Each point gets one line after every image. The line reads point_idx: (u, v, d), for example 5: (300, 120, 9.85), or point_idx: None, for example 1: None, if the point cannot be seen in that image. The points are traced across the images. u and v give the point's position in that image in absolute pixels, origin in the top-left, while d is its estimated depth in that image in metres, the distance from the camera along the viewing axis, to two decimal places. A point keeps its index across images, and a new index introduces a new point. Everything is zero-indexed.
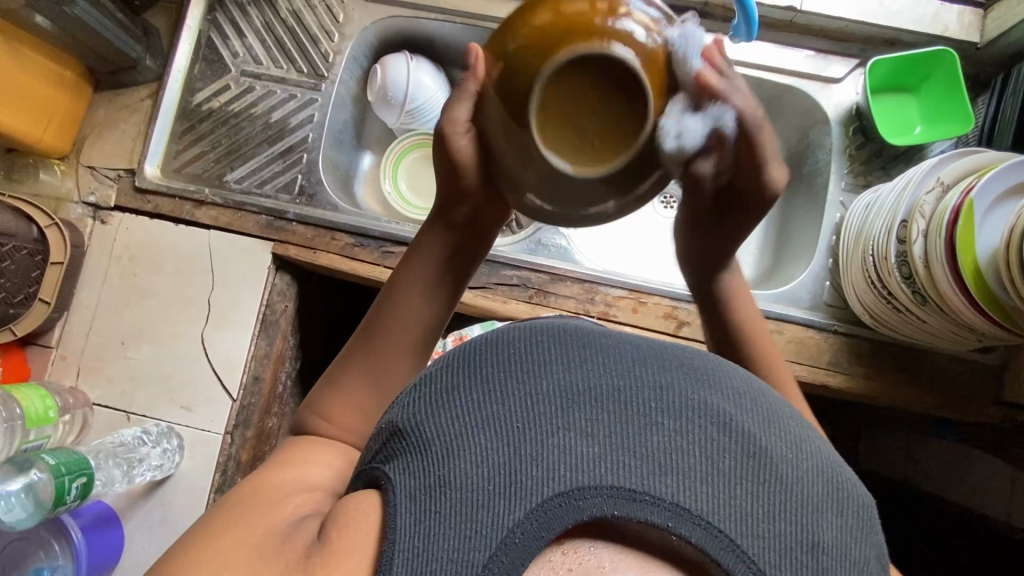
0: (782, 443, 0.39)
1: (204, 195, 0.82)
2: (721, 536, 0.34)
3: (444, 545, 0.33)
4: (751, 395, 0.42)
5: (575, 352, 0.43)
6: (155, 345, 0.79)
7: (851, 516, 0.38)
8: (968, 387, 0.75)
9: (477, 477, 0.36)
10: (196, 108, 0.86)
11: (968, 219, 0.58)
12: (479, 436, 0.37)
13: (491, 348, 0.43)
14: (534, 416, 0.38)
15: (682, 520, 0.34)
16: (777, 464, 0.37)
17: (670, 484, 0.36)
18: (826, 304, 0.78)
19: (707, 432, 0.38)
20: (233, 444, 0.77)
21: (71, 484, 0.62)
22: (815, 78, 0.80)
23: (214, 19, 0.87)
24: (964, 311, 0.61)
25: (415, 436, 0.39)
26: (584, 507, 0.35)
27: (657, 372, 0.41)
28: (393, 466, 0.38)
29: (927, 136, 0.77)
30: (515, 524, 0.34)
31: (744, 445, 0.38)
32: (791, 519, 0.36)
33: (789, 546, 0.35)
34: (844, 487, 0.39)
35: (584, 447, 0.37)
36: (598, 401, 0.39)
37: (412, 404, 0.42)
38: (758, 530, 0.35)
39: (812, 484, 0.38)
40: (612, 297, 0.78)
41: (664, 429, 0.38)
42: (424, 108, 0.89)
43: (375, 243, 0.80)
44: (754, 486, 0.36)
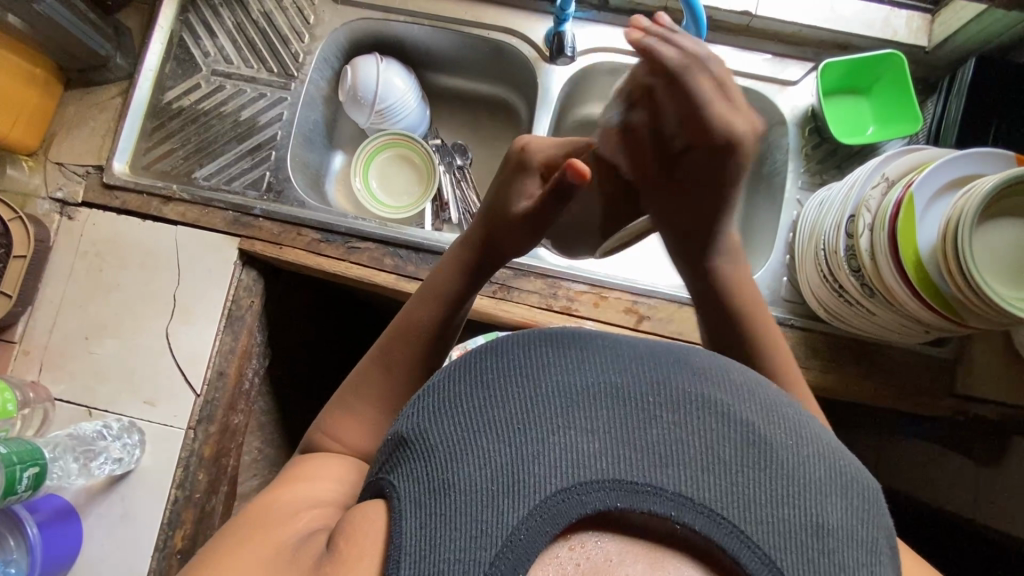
0: (782, 431, 0.40)
1: (171, 191, 0.82)
2: (724, 523, 0.35)
3: (453, 545, 0.34)
4: (748, 384, 0.42)
5: (573, 352, 0.43)
6: (119, 340, 0.80)
7: (854, 497, 0.38)
8: (922, 380, 0.77)
9: (480, 478, 0.36)
10: (166, 106, 0.87)
11: (908, 211, 0.60)
12: (481, 439, 0.38)
13: (489, 353, 0.43)
14: (533, 415, 0.39)
15: (685, 508, 0.35)
16: (776, 450, 0.38)
17: (671, 474, 0.37)
18: (784, 299, 0.80)
19: (705, 423, 0.39)
20: (196, 439, 0.77)
21: (22, 473, 0.62)
22: (772, 81, 0.83)
23: (186, 20, 0.89)
24: (909, 301, 0.63)
25: (417, 443, 0.40)
26: (587, 502, 0.35)
27: (654, 368, 0.42)
28: (398, 475, 0.39)
29: (878, 137, 0.79)
30: (520, 521, 0.35)
31: (744, 433, 0.38)
32: (795, 502, 0.36)
33: (794, 529, 0.36)
34: (847, 471, 0.39)
35: (585, 443, 0.37)
36: (597, 400, 0.39)
37: (414, 413, 0.42)
38: (762, 515, 0.36)
39: (815, 468, 0.38)
40: (574, 292, 0.79)
41: (663, 422, 0.39)
42: (394, 107, 0.91)
43: (341, 239, 0.81)
44: (755, 472, 0.37)
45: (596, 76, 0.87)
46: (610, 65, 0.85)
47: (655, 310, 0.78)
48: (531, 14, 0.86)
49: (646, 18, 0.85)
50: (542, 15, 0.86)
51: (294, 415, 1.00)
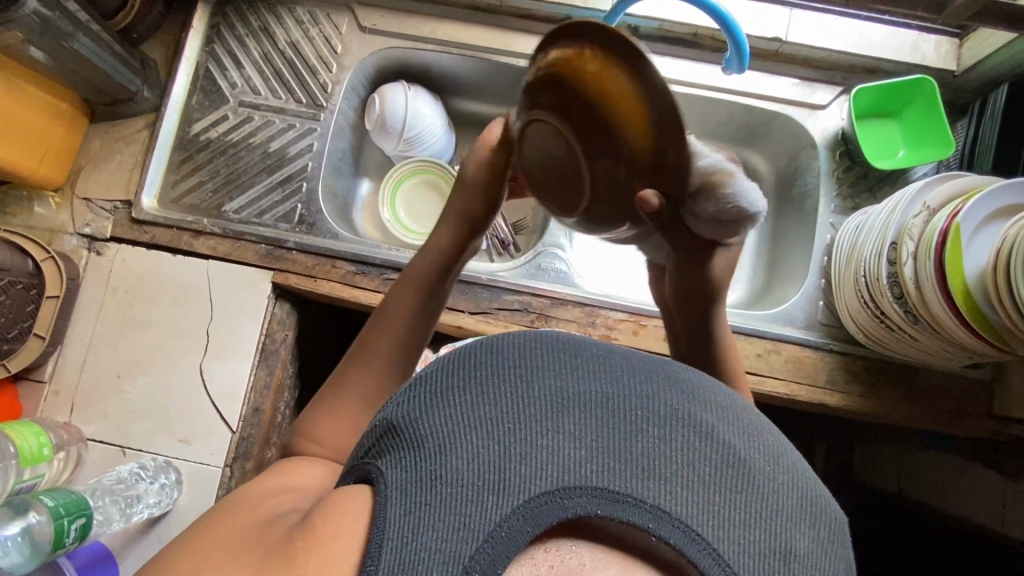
0: (762, 456, 0.40)
1: (202, 225, 0.82)
2: (699, 539, 0.35)
3: (433, 537, 0.33)
4: (733, 409, 0.43)
5: (567, 359, 0.43)
6: (152, 378, 0.78)
7: (823, 529, 0.38)
8: (958, 403, 0.77)
9: (468, 473, 0.36)
10: (193, 138, 0.86)
11: (955, 242, 0.60)
12: (470, 435, 0.37)
13: (486, 350, 0.43)
14: (523, 417, 0.38)
15: (662, 521, 0.35)
16: (754, 474, 0.39)
17: (652, 487, 0.36)
18: (821, 323, 0.80)
19: (689, 440, 0.39)
20: (232, 477, 0.76)
21: (70, 525, 0.61)
22: (802, 105, 0.84)
23: (212, 50, 0.88)
24: (956, 330, 0.63)
25: (407, 432, 0.39)
26: (569, 506, 0.35)
27: (644, 382, 0.42)
28: (385, 461, 0.38)
29: (910, 160, 0.80)
30: (502, 519, 0.34)
31: (725, 454, 0.39)
32: (766, 526, 0.37)
33: (763, 552, 0.36)
34: (819, 503, 0.40)
35: (571, 449, 0.37)
36: (588, 408, 0.39)
37: (408, 401, 0.42)
38: (734, 535, 0.36)
39: (789, 496, 0.39)
40: (612, 320, 0.79)
41: (649, 435, 0.39)
42: (422, 135, 0.91)
43: (377, 270, 0.80)
44: (731, 494, 0.37)
45: None
46: None
47: None
48: None
49: (677, 44, 0.85)
50: None
51: None
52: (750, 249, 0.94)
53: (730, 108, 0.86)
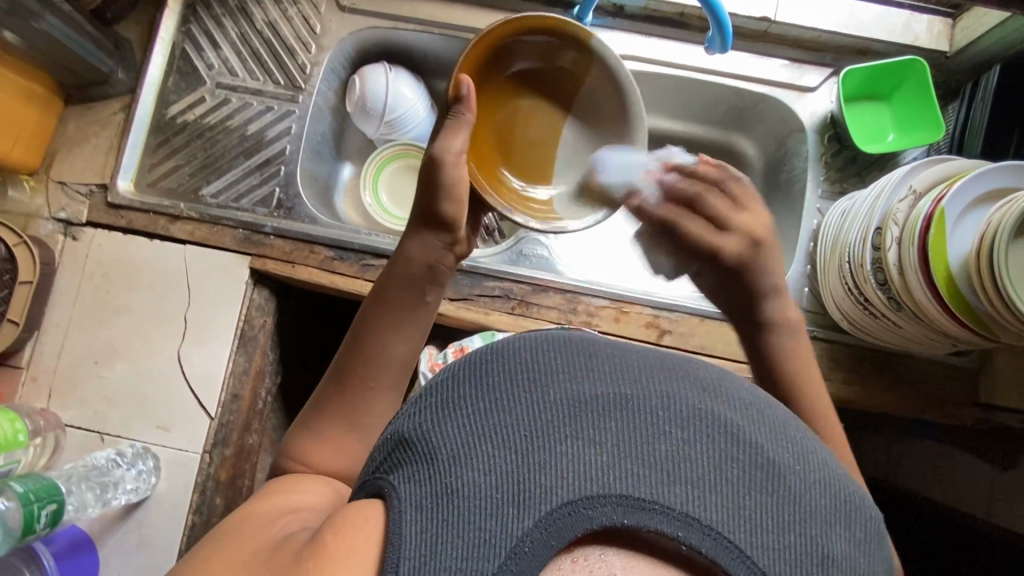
0: (790, 454, 0.39)
1: (178, 210, 0.80)
2: (730, 547, 0.34)
3: (454, 553, 0.33)
4: (756, 405, 0.42)
5: (581, 361, 0.42)
6: (129, 364, 0.78)
7: (858, 529, 0.38)
8: (943, 390, 0.76)
9: (485, 486, 0.35)
10: (170, 121, 0.85)
11: (939, 227, 0.59)
12: (486, 445, 0.37)
13: (496, 356, 0.42)
14: (541, 424, 0.38)
15: (691, 529, 0.35)
16: (784, 474, 0.38)
17: (679, 493, 0.36)
18: (805, 310, 0.79)
19: (715, 442, 0.38)
20: (212, 463, 0.76)
21: (40, 511, 0.61)
22: (790, 87, 0.82)
23: (188, 30, 0.86)
24: (939, 318, 0.62)
25: (420, 445, 0.38)
26: (593, 516, 0.34)
27: (664, 381, 0.41)
28: (399, 475, 0.37)
29: (899, 144, 0.78)
30: (525, 533, 0.34)
31: (753, 454, 0.38)
32: (799, 530, 0.36)
33: (798, 556, 0.35)
34: (851, 500, 0.39)
35: (593, 455, 0.36)
36: (606, 411, 0.38)
37: (419, 413, 0.41)
38: (767, 541, 0.35)
39: (821, 496, 0.38)
40: (594, 307, 0.78)
41: (673, 438, 0.38)
42: (404, 117, 0.89)
43: (355, 256, 0.79)
44: (762, 496, 0.36)
45: None
46: None
47: (676, 324, 0.77)
48: None
49: (662, 25, 0.83)
50: None
51: None
52: None
53: (717, 90, 0.84)
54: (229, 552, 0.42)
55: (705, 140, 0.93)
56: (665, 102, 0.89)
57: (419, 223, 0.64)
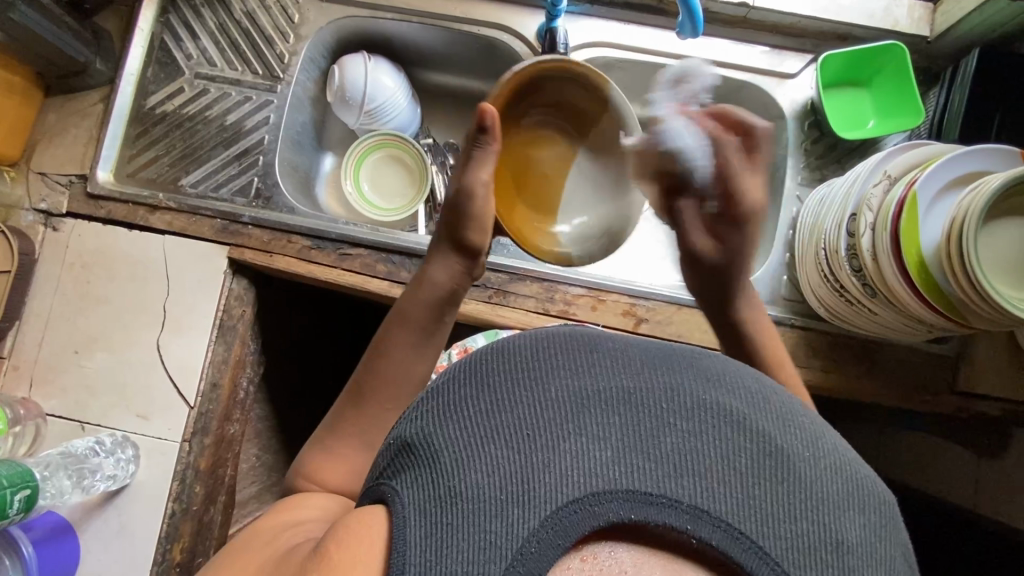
0: (799, 441, 0.38)
1: (157, 200, 0.81)
2: (741, 538, 0.34)
3: (460, 557, 0.33)
4: (763, 391, 0.41)
5: (582, 356, 0.41)
6: (110, 353, 0.78)
7: (872, 513, 0.37)
8: (923, 378, 0.76)
9: (489, 487, 0.35)
10: (150, 112, 0.85)
11: (911, 211, 0.58)
12: (489, 446, 0.37)
13: (497, 354, 0.42)
14: (543, 422, 0.37)
15: (701, 522, 0.34)
16: (794, 462, 0.37)
17: (686, 485, 0.36)
18: (784, 298, 0.79)
19: (722, 432, 0.37)
20: (191, 452, 0.77)
21: (13, 496, 0.62)
22: (770, 74, 0.81)
23: (167, 21, 0.86)
24: (912, 304, 0.61)
25: (421, 449, 0.38)
26: (599, 513, 0.34)
27: (667, 373, 0.40)
28: (402, 480, 0.38)
29: (879, 130, 0.77)
30: (531, 533, 0.34)
31: (761, 443, 0.37)
32: (813, 517, 0.35)
33: (811, 544, 0.35)
34: (864, 483, 0.38)
35: (596, 452, 0.36)
36: (608, 406, 0.38)
37: (419, 416, 0.41)
38: (780, 531, 0.35)
39: (833, 483, 0.37)
40: (571, 296, 0.78)
41: (678, 430, 0.37)
42: (383, 107, 0.89)
43: (332, 245, 0.79)
44: (772, 485, 0.36)
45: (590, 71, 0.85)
46: (604, 60, 0.83)
47: (653, 313, 0.77)
48: (523, 10, 0.84)
49: (641, 11, 0.82)
50: (533, 11, 0.84)
51: (289, 419, 1.01)
52: None
53: None
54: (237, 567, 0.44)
55: None
56: (645, 89, 0.88)
57: (445, 245, 0.65)
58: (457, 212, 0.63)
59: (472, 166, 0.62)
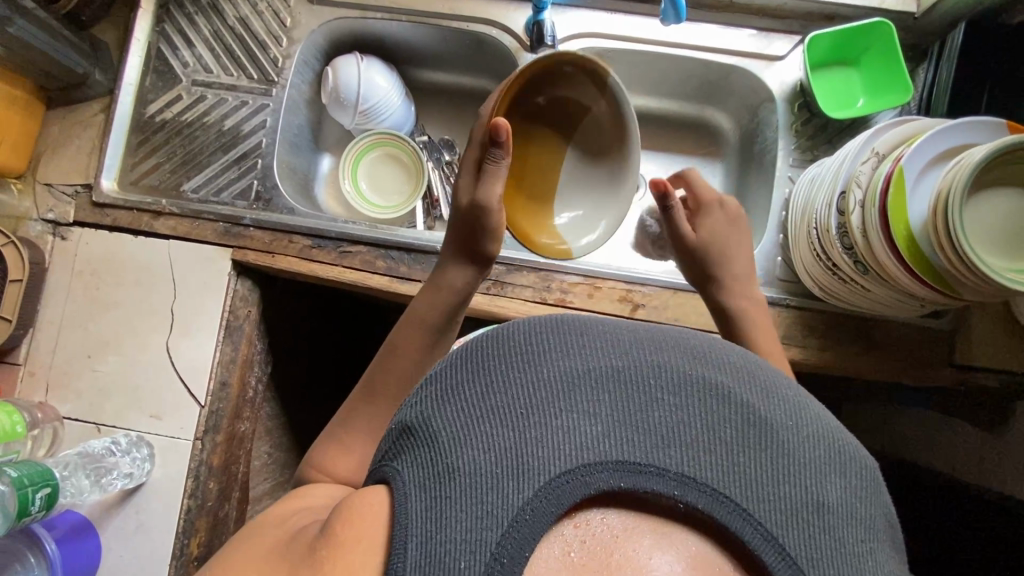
0: (783, 411, 0.39)
1: (161, 206, 0.83)
2: (726, 502, 0.35)
3: (457, 527, 0.35)
4: (748, 365, 0.42)
5: (573, 337, 0.42)
6: (121, 356, 0.80)
7: (854, 477, 0.38)
8: (920, 352, 0.77)
9: (485, 462, 0.36)
10: (150, 120, 0.87)
11: (898, 186, 0.59)
12: (485, 423, 0.38)
13: (492, 339, 0.43)
14: (535, 400, 0.39)
15: (688, 488, 0.36)
16: (779, 431, 0.38)
17: (673, 455, 0.37)
18: (779, 279, 0.80)
19: (707, 404, 0.39)
20: (204, 449, 0.79)
21: (34, 494, 0.64)
22: (758, 57, 0.82)
23: (162, 30, 0.88)
24: (903, 278, 0.62)
25: (421, 431, 0.40)
26: (590, 483, 0.36)
27: (655, 350, 0.41)
28: (402, 461, 0.39)
29: (868, 109, 0.78)
30: (524, 502, 0.35)
31: (746, 413, 0.38)
32: (796, 481, 0.37)
33: (794, 506, 0.36)
34: (846, 450, 0.39)
35: (586, 426, 0.38)
36: (598, 383, 0.39)
37: (419, 401, 0.42)
38: (763, 494, 0.36)
39: (816, 449, 0.38)
40: (568, 284, 0.79)
41: (664, 404, 0.39)
42: (377, 107, 0.90)
43: (332, 244, 0.81)
44: (756, 453, 0.37)
45: None
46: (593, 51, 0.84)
47: (649, 298, 0.78)
48: (512, 4, 0.85)
49: None
50: (522, 4, 0.85)
51: (298, 416, 1.03)
52: None
53: (686, 64, 0.85)
54: (249, 550, 0.45)
55: (679, 116, 0.94)
56: (636, 78, 0.89)
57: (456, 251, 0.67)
58: (475, 224, 0.64)
59: (489, 178, 0.63)
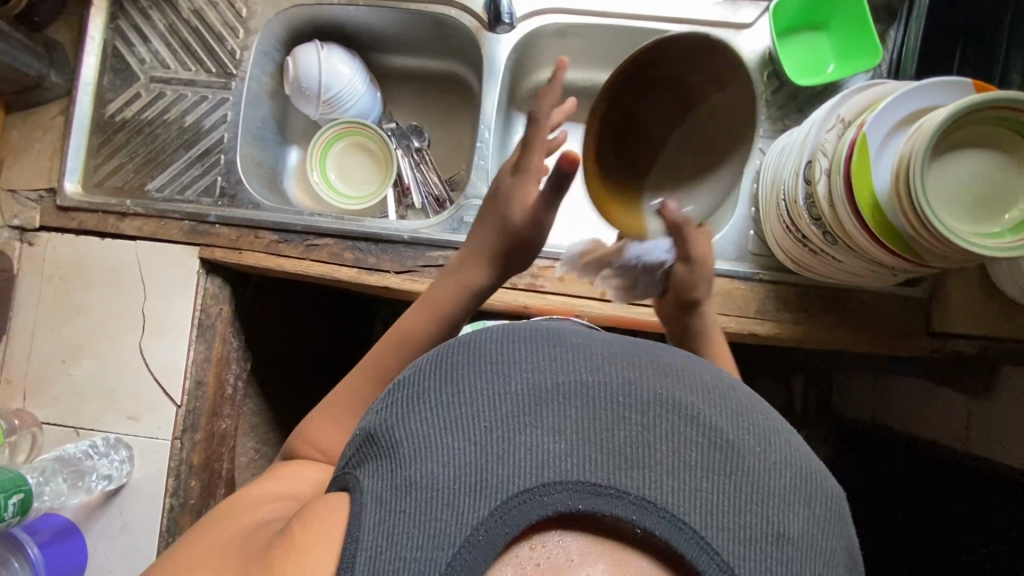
0: (751, 437, 0.39)
1: (125, 207, 0.82)
2: (685, 529, 0.34)
3: (409, 544, 0.33)
4: (720, 389, 0.41)
5: (546, 351, 0.41)
6: (95, 360, 0.80)
7: (818, 508, 0.37)
8: (897, 322, 0.75)
9: (443, 477, 0.35)
10: (110, 119, 0.86)
11: (863, 152, 0.58)
12: (448, 437, 0.37)
13: (464, 348, 0.42)
14: (501, 415, 0.37)
15: (647, 512, 0.34)
16: (744, 457, 0.37)
17: (636, 477, 0.36)
18: (752, 254, 0.78)
19: (675, 425, 0.38)
20: (183, 448, 0.79)
21: (7, 501, 0.65)
22: (725, 25, 0.79)
23: (117, 26, 0.86)
24: (871, 248, 0.61)
25: (383, 440, 0.38)
26: (549, 502, 0.34)
27: (627, 368, 0.41)
28: (363, 471, 0.38)
29: (838, 74, 0.75)
30: (479, 522, 0.33)
31: (712, 437, 0.38)
32: (758, 509, 0.36)
33: (754, 535, 0.35)
34: (812, 480, 0.38)
35: (550, 443, 0.36)
36: (566, 398, 0.38)
37: (385, 408, 0.41)
38: (723, 521, 0.35)
39: (781, 477, 0.37)
40: (538, 268, 0.78)
41: (631, 423, 0.38)
42: (341, 96, 0.89)
43: (299, 237, 0.80)
44: (720, 478, 0.36)
45: (543, 40, 0.85)
46: (555, 27, 0.83)
47: None
48: None
49: None
50: None
51: (283, 411, 1.03)
52: None
53: (651, 36, 0.83)
54: (214, 534, 0.46)
55: None
56: (602, 52, 0.88)
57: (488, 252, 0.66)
58: (529, 240, 0.66)
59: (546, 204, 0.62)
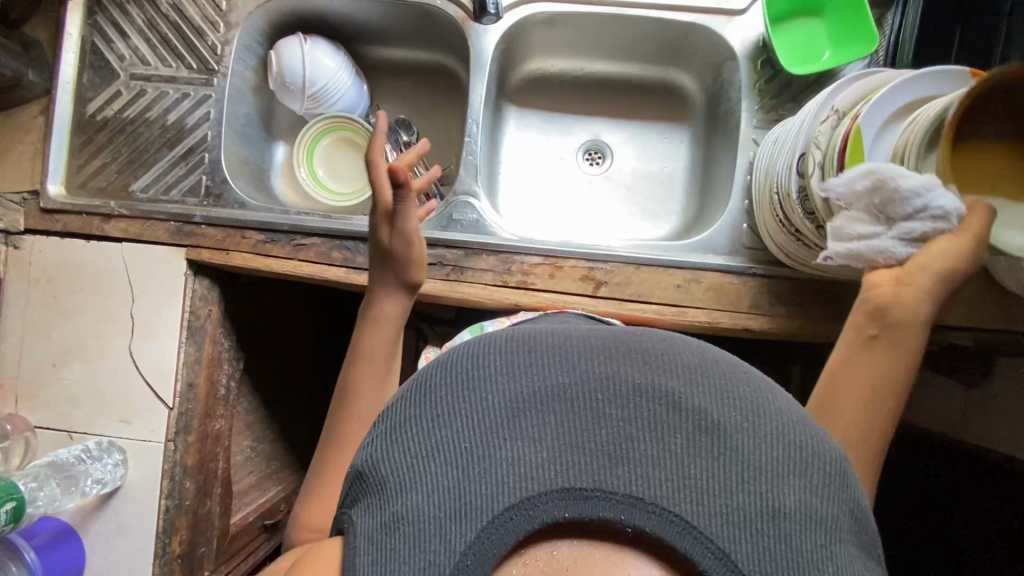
0: (739, 413, 0.37)
1: (109, 209, 0.81)
2: (676, 521, 0.33)
3: None
4: (704, 365, 0.39)
5: (520, 355, 0.40)
6: (86, 364, 0.80)
7: (815, 474, 0.36)
8: None
9: (429, 505, 0.35)
10: (91, 118, 0.84)
11: (856, 145, 0.57)
12: (430, 461, 0.36)
13: (438, 368, 0.40)
14: (479, 430, 0.36)
15: (635, 510, 0.34)
16: (731, 434, 0.36)
17: (621, 476, 0.35)
18: (745, 248, 0.77)
19: (658, 414, 0.36)
20: (176, 450, 0.79)
21: None
22: (717, 12, 0.78)
23: (95, 22, 0.84)
24: None
25: (370, 476, 0.38)
26: (536, 515, 0.34)
27: (603, 360, 0.39)
28: (356, 509, 0.38)
29: (833, 62, 0.74)
30: (468, 546, 0.33)
31: (696, 419, 0.36)
32: (750, 488, 0.34)
33: (748, 517, 0.34)
34: (807, 446, 0.37)
35: (531, 453, 0.36)
36: (543, 405, 0.37)
37: (369, 440, 0.41)
38: (715, 507, 0.34)
39: (771, 449, 0.36)
40: (528, 265, 0.77)
41: (612, 420, 0.37)
42: (327, 89, 0.87)
43: (286, 237, 0.79)
44: (708, 460, 0.35)
45: (531, 30, 0.83)
46: (542, 17, 0.81)
47: (612, 275, 0.76)
48: None
49: None
50: None
51: (278, 409, 1.03)
52: (683, 175, 0.90)
53: (641, 24, 0.81)
54: None
55: (642, 79, 0.90)
56: (592, 40, 0.86)
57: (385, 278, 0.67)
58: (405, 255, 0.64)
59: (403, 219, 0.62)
